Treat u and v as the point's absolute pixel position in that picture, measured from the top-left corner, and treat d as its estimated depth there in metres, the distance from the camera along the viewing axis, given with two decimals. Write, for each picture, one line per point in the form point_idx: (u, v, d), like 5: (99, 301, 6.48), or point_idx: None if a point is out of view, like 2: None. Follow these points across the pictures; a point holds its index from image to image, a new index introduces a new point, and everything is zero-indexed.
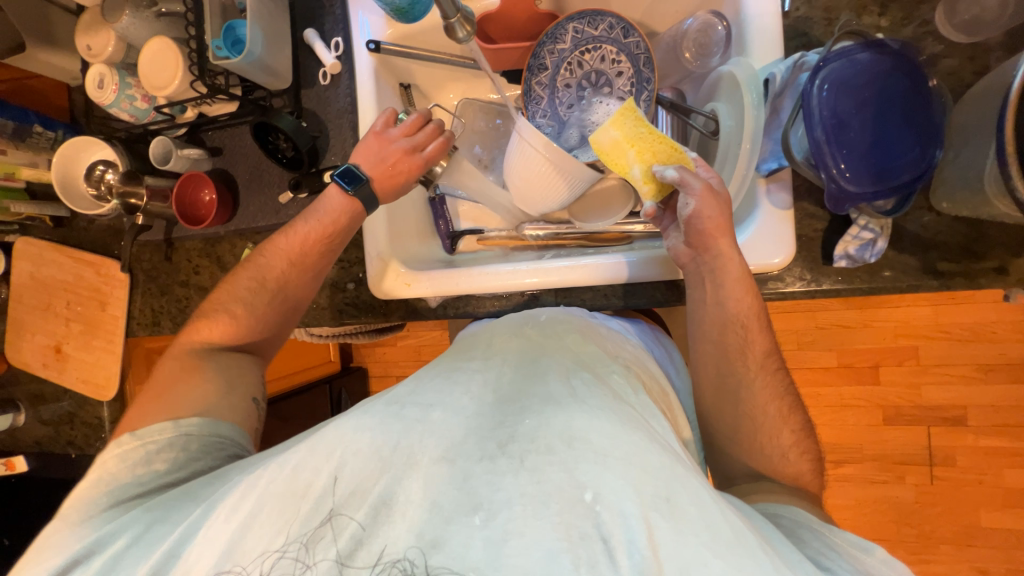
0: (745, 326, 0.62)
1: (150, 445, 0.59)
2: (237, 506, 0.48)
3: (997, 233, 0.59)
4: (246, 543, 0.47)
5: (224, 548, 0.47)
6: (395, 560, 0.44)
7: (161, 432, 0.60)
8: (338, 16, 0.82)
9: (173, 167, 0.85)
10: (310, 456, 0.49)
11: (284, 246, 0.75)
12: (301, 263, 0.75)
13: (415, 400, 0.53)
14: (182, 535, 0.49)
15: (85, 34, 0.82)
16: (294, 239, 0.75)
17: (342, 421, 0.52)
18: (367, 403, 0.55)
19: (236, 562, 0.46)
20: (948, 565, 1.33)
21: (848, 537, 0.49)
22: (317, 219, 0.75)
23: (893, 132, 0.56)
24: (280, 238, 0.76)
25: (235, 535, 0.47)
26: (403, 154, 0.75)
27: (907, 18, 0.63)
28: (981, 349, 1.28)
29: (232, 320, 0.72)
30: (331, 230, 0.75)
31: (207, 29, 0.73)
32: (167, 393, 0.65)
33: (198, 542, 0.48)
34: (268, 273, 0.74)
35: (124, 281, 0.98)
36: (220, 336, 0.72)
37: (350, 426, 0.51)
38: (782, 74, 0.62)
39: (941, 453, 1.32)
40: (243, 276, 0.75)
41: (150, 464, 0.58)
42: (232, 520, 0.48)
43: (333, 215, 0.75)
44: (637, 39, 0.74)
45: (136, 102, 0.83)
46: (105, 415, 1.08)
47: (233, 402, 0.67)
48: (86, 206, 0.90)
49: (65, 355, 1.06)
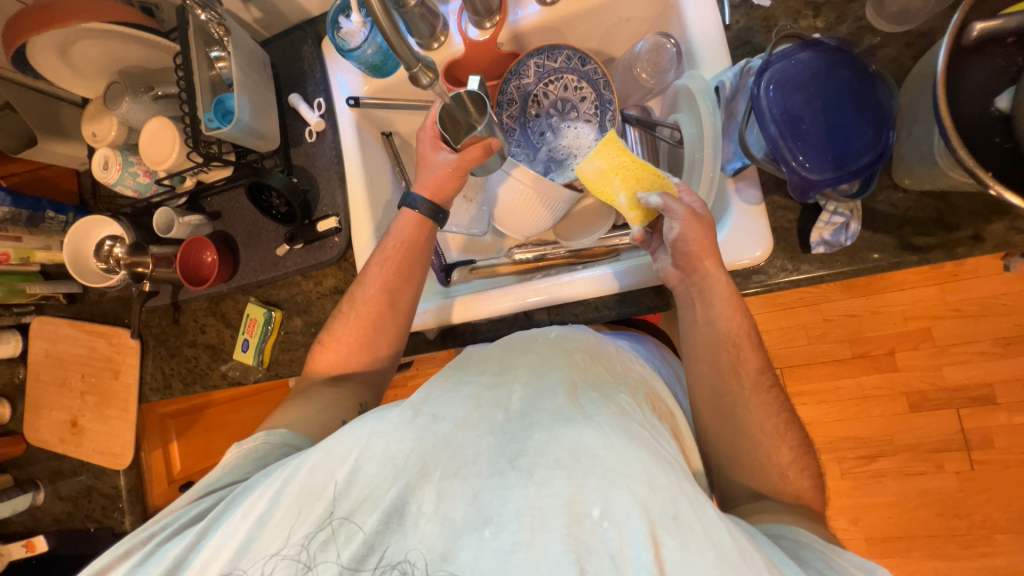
0: (737, 344, 0.64)
1: (251, 449, 0.66)
2: (253, 504, 0.53)
3: (965, 203, 0.61)
4: (260, 541, 0.52)
5: (240, 544, 0.52)
6: (396, 562, 0.48)
7: (256, 439, 0.68)
8: (318, 79, 0.88)
9: (175, 234, 0.90)
10: (324, 459, 0.53)
11: (376, 274, 0.77)
12: (389, 290, 0.76)
13: (429, 409, 0.56)
14: (196, 535, 0.54)
15: (90, 123, 0.89)
16: (372, 271, 0.77)
17: (356, 425, 0.55)
18: (385, 409, 0.57)
19: (251, 557, 0.51)
20: (1008, 557, 1.25)
21: (852, 558, 0.50)
22: (392, 245, 0.77)
23: (846, 121, 0.58)
24: (370, 269, 0.77)
25: (249, 533, 0.52)
26: (433, 141, 0.75)
27: (841, 17, 0.67)
28: (994, 323, 1.26)
29: (335, 355, 0.78)
30: (404, 254, 0.77)
31: (198, 104, 0.77)
32: (278, 414, 0.73)
33: (220, 535, 0.53)
34: (360, 302, 0.77)
35: (136, 348, 1.01)
36: (334, 372, 0.78)
37: (365, 429, 0.54)
38: (730, 80, 0.66)
39: (975, 435, 1.27)
40: (342, 310, 0.79)
41: (239, 464, 0.64)
42: (248, 517, 0.52)
43: (405, 236, 0.77)
44: (594, 65, 0.79)
45: (139, 178, 0.89)
46: (122, 485, 1.08)
47: (327, 423, 0.72)
48: (98, 279, 0.95)
49: (82, 428, 1.09)
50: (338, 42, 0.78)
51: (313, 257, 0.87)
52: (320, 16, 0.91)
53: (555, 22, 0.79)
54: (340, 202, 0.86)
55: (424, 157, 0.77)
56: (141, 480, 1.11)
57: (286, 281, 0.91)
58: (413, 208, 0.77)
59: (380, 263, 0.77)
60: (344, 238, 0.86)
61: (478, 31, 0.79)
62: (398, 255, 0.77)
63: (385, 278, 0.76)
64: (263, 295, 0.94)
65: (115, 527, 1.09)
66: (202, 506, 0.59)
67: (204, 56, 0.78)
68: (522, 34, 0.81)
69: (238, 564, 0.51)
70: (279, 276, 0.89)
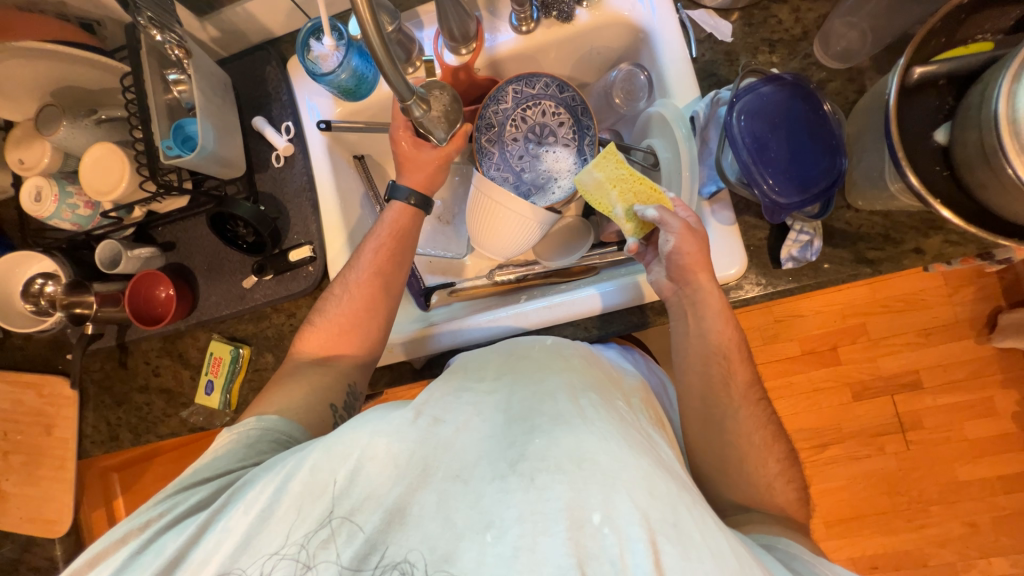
0: (727, 358, 0.67)
1: (241, 435, 0.62)
2: (252, 500, 0.50)
3: (905, 220, 0.68)
4: (261, 539, 0.49)
5: (240, 539, 0.49)
6: (396, 562, 0.46)
7: (246, 425, 0.64)
8: (284, 102, 0.85)
9: (123, 269, 0.81)
10: (326, 458, 0.50)
11: (371, 251, 0.75)
12: (394, 258, 0.75)
13: (431, 412, 0.54)
14: (198, 527, 0.51)
15: (16, 148, 0.79)
16: (365, 254, 0.75)
17: (355, 425, 0.53)
18: (384, 411, 0.55)
19: (252, 552, 0.49)
20: (942, 526, 1.39)
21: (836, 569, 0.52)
22: (379, 230, 0.76)
23: (805, 149, 0.64)
24: (365, 246, 0.75)
25: (249, 530, 0.49)
26: (408, 133, 0.76)
27: (793, 53, 0.74)
28: (918, 316, 1.41)
29: None
30: (397, 232, 0.76)
31: (154, 131, 0.71)
32: (264, 397, 0.70)
33: (217, 531, 0.50)
34: (341, 320, 0.73)
35: (73, 398, 0.89)
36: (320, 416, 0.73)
37: (367, 431, 0.51)
38: (704, 110, 0.71)
39: (908, 418, 1.41)
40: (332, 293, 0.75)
41: (230, 451, 0.61)
42: (249, 513, 0.50)
43: (394, 217, 0.77)
44: (572, 93, 0.82)
45: (79, 210, 0.79)
46: (58, 555, 0.97)
47: (313, 404, 0.69)
48: (23, 323, 0.84)
49: (4, 494, 0.95)
50: (308, 65, 0.74)
51: (285, 288, 0.82)
52: (285, 36, 0.87)
53: (530, 49, 0.81)
54: (315, 232, 0.82)
55: (406, 155, 0.77)
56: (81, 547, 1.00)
57: (254, 315, 0.85)
58: (399, 197, 0.77)
59: (373, 248, 0.75)
60: (320, 267, 0.82)
61: (454, 56, 0.79)
62: (392, 241, 0.76)
63: (379, 262, 0.74)
64: (225, 330, 0.87)
65: None
66: (201, 493, 0.56)
67: (160, 78, 0.73)
68: (499, 60, 0.82)
69: (236, 562, 0.49)
70: (247, 309, 0.83)
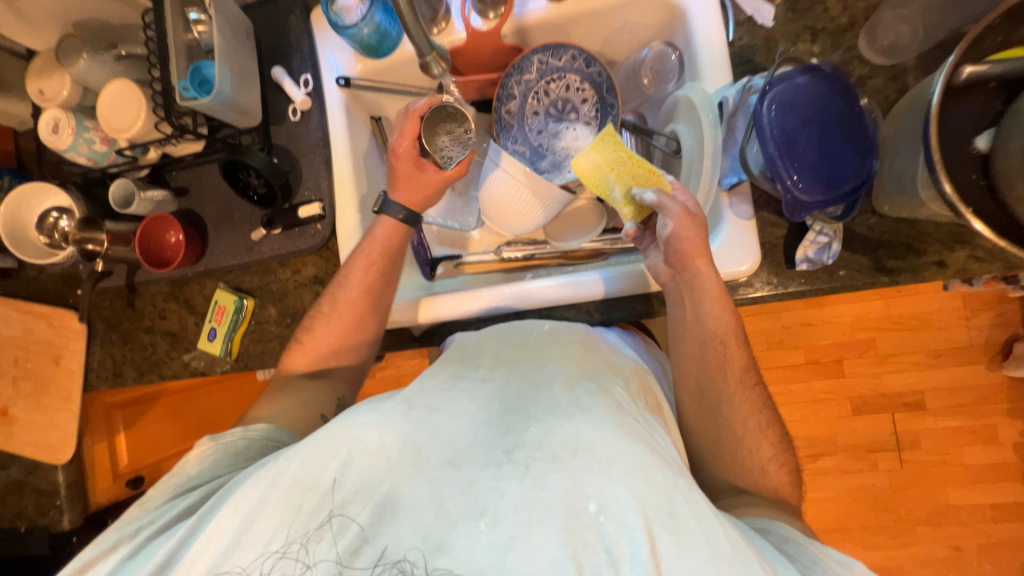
0: (723, 342, 0.65)
1: (228, 445, 0.64)
2: (241, 499, 0.51)
3: (932, 231, 0.66)
4: (253, 532, 0.49)
5: (229, 540, 0.50)
6: (396, 560, 0.46)
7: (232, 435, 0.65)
8: (305, 54, 0.83)
9: (136, 210, 0.82)
10: (316, 451, 0.51)
11: (362, 267, 0.75)
12: (382, 277, 0.76)
13: (423, 400, 0.55)
14: (185, 533, 0.52)
15: (36, 78, 0.79)
16: (355, 272, 0.75)
17: (348, 416, 0.54)
18: (377, 402, 0.56)
19: (243, 550, 0.49)
20: (926, 546, 1.39)
21: (830, 553, 0.52)
22: (365, 250, 0.75)
23: (835, 147, 0.61)
24: (356, 261, 0.76)
25: (238, 528, 0.50)
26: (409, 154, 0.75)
27: (836, 44, 0.70)
28: (929, 337, 1.37)
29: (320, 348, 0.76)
30: (386, 250, 0.76)
31: (172, 70, 0.70)
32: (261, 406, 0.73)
33: (200, 541, 0.50)
34: (347, 311, 0.75)
35: (81, 332, 0.91)
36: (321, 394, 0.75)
37: (357, 422, 0.53)
38: (734, 97, 0.68)
39: (906, 437, 1.39)
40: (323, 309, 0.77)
41: (217, 461, 0.62)
42: (237, 513, 0.50)
43: (385, 232, 0.75)
44: (598, 68, 0.79)
45: (95, 145, 0.80)
46: (59, 480, 1.01)
47: (302, 415, 0.71)
48: (37, 255, 0.85)
49: (12, 418, 0.99)
50: (331, 16, 0.72)
51: (292, 245, 0.82)
52: None
53: (561, 19, 0.78)
54: (326, 188, 0.82)
55: (403, 167, 0.76)
56: (83, 475, 1.04)
57: (259, 268, 0.86)
58: (388, 213, 0.75)
59: (362, 266, 0.75)
60: (327, 226, 0.82)
61: (482, 20, 0.76)
62: (380, 259, 0.76)
63: (366, 283, 0.75)
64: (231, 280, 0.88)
65: (51, 525, 1.01)
66: (188, 500, 0.57)
67: (181, 17, 0.72)
68: (527, 28, 0.79)
69: (224, 563, 0.49)
70: (253, 261, 0.83)
